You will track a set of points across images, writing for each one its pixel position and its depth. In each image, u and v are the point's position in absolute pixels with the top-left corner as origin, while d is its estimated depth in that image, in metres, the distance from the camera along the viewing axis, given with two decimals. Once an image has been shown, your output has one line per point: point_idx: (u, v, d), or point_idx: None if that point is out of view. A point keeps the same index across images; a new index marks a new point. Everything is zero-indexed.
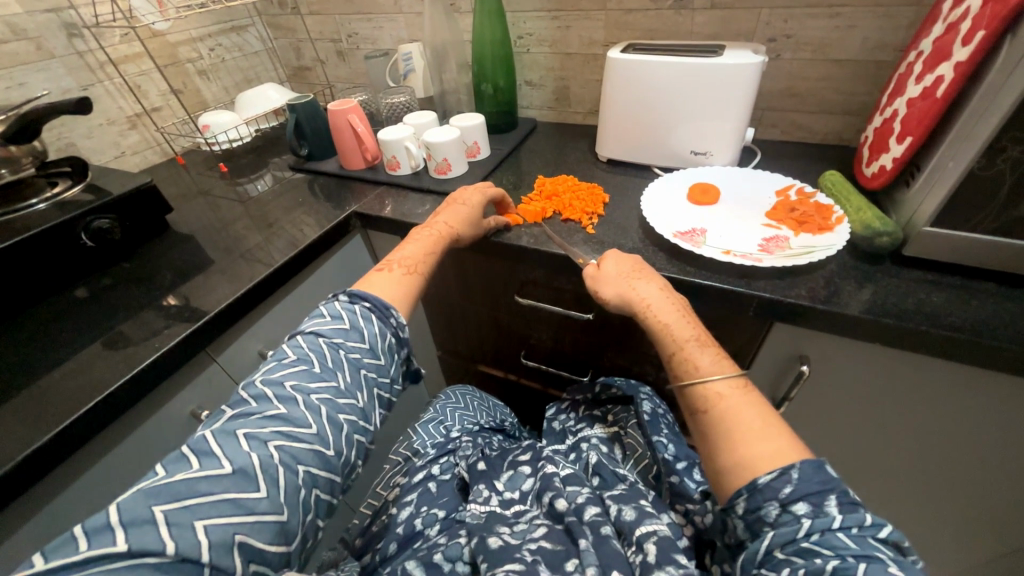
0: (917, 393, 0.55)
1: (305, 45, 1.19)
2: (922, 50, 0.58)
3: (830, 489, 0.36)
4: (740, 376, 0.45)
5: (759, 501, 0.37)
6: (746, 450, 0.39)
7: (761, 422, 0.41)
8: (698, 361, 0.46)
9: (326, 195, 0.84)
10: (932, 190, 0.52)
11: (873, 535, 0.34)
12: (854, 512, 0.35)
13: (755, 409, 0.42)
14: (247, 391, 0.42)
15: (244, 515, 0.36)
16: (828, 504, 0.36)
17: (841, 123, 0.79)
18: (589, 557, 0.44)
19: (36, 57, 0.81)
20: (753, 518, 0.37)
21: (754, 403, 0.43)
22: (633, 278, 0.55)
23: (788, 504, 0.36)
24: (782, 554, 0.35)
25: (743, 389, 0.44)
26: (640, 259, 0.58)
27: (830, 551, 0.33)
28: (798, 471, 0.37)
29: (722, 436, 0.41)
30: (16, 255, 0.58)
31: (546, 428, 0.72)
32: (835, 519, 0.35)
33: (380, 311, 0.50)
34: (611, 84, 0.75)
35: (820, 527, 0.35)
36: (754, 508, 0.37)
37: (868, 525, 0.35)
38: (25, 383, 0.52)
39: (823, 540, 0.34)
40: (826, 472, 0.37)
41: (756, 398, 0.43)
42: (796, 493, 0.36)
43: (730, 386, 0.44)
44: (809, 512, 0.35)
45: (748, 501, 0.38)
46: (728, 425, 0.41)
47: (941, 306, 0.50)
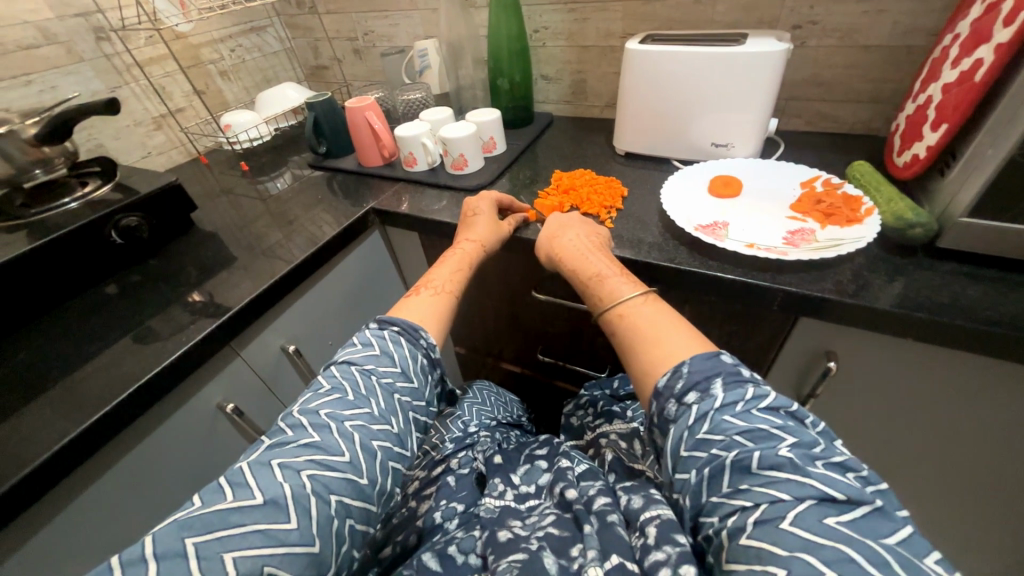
0: (950, 391, 0.53)
1: (322, 44, 1.20)
2: (959, 32, 0.56)
3: (717, 373, 0.38)
4: (648, 296, 0.49)
5: (662, 402, 0.40)
6: (646, 357, 0.43)
7: (656, 328, 0.45)
8: (610, 292, 0.51)
9: (344, 192, 0.85)
10: (971, 179, 0.49)
11: (757, 408, 0.36)
12: (738, 388, 0.37)
13: (653, 319, 0.46)
14: (285, 421, 0.42)
15: (274, 546, 0.35)
16: (714, 386, 0.37)
17: (869, 112, 0.76)
18: (591, 542, 0.44)
19: (66, 61, 0.83)
20: (662, 420, 0.39)
21: (657, 313, 0.47)
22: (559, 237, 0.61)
23: (682, 397, 0.38)
24: (686, 451, 0.37)
25: (646, 302, 0.48)
26: (577, 217, 0.64)
27: (723, 437, 0.35)
28: (688, 365, 0.39)
29: (628, 350, 0.46)
30: (51, 253, 0.60)
31: (564, 424, 0.72)
32: (719, 399, 0.37)
33: (409, 334, 0.51)
34: (629, 76, 0.74)
35: (706, 411, 0.37)
36: (659, 408, 0.40)
37: (750, 399, 0.37)
38: (60, 375, 0.54)
39: (714, 425, 0.36)
40: (715, 360, 0.39)
41: (660, 309, 0.47)
42: (687, 385, 0.38)
43: (636, 305, 0.48)
44: (697, 398, 0.37)
45: (656, 406, 0.40)
46: (632, 340, 0.46)
47: (978, 300, 0.48)
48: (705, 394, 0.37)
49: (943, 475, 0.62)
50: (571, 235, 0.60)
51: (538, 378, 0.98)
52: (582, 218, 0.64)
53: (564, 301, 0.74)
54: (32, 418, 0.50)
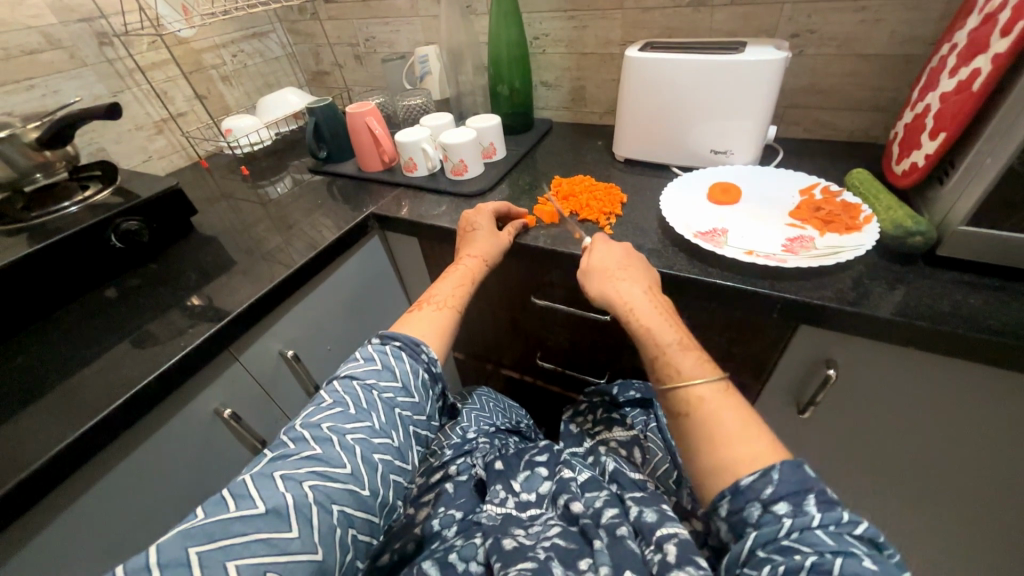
0: (951, 400, 0.53)
1: (324, 49, 1.21)
2: (956, 42, 0.56)
3: (808, 488, 0.37)
4: (719, 379, 0.46)
5: (742, 502, 0.38)
6: (728, 453, 0.41)
7: (740, 424, 0.42)
8: (680, 365, 0.47)
9: (344, 197, 0.85)
10: (970, 187, 0.49)
11: (849, 533, 0.35)
12: (831, 510, 0.36)
13: (735, 413, 0.43)
14: (287, 434, 0.42)
15: (277, 555, 0.35)
16: (807, 503, 0.36)
17: (867, 120, 0.77)
18: (601, 557, 0.44)
19: (69, 66, 0.84)
20: (737, 519, 0.38)
21: (733, 404, 0.44)
22: (614, 276, 0.54)
23: (769, 504, 0.37)
24: (763, 552, 0.36)
25: (722, 390, 0.45)
26: (630, 250, 0.58)
27: (810, 548, 0.34)
28: (778, 471, 0.38)
29: (702, 438, 0.43)
30: (51, 257, 0.60)
31: (562, 432, 0.70)
32: (814, 517, 0.35)
33: (410, 349, 0.51)
34: (629, 83, 0.75)
35: (799, 526, 0.35)
36: (737, 509, 0.38)
37: (845, 522, 0.35)
38: (58, 380, 0.54)
39: (802, 537, 0.35)
40: (805, 472, 0.38)
41: (735, 400, 0.44)
42: (776, 494, 0.37)
43: (712, 390, 0.45)
44: (788, 512, 0.36)
45: (731, 503, 0.39)
46: (710, 429, 0.42)
47: (978, 309, 0.48)
48: (798, 508, 0.36)
49: (941, 484, 0.62)
50: (634, 286, 0.53)
51: (537, 384, 0.97)
52: (634, 251, 0.58)
53: (564, 308, 0.74)
54: (29, 423, 0.49)
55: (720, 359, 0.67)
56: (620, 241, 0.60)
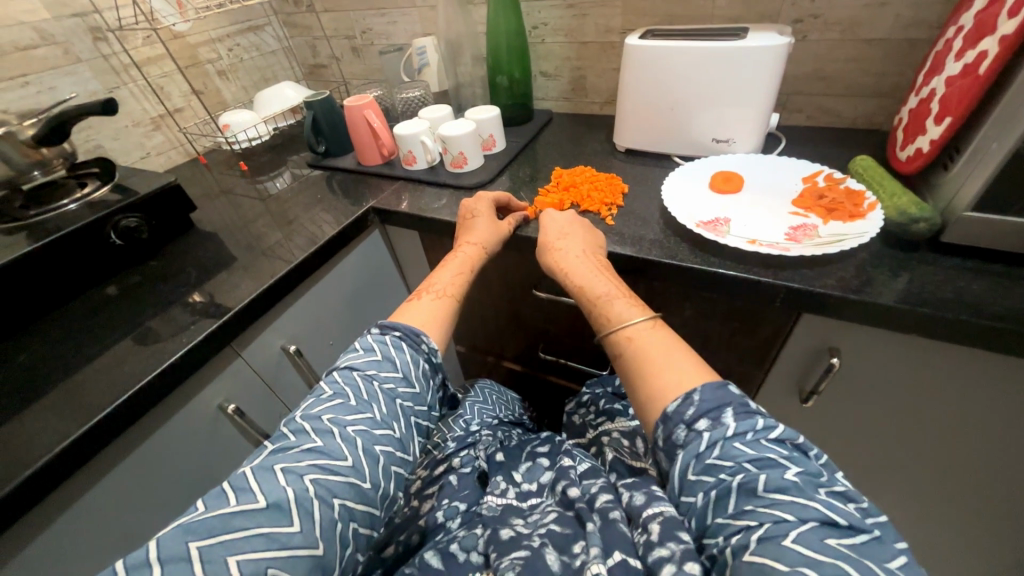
0: (955, 387, 0.53)
1: (320, 42, 1.20)
2: (963, 24, 0.55)
3: (728, 403, 0.37)
4: (653, 319, 0.47)
5: (670, 427, 0.38)
6: (654, 381, 0.42)
7: (665, 355, 0.43)
8: (615, 314, 0.49)
9: (344, 191, 0.84)
10: (976, 173, 0.49)
11: (767, 438, 0.35)
12: (748, 419, 0.36)
13: (663, 346, 0.44)
14: (287, 427, 0.42)
15: (278, 549, 0.35)
16: (725, 416, 0.37)
17: (871, 106, 0.76)
18: (594, 539, 0.44)
19: (64, 62, 0.83)
20: (669, 445, 0.38)
21: (663, 338, 0.45)
22: (556, 247, 0.59)
23: (692, 423, 0.37)
24: (693, 475, 0.36)
25: (654, 327, 0.47)
26: (578, 218, 0.62)
27: (733, 463, 0.35)
28: (700, 393, 0.38)
29: (632, 374, 0.44)
30: (50, 255, 0.60)
31: (566, 423, 0.72)
32: (730, 429, 0.36)
33: (410, 339, 0.51)
34: (629, 71, 0.73)
35: (718, 439, 0.36)
36: (667, 434, 0.38)
37: (761, 429, 0.36)
38: (61, 377, 0.54)
39: (723, 451, 0.35)
40: (725, 389, 0.38)
41: (666, 336, 0.45)
42: (698, 412, 0.37)
43: (643, 330, 0.46)
44: (708, 427, 0.36)
45: (662, 430, 0.39)
46: (639, 364, 0.44)
47: (983, 295, 0.48)
48: (717, 422, 0.36)
49: (945, 471, 0.62)
50: (574, 249, 0.57)
51: (539, 377, 0.97)
52: (582, 219, 0.63)
53: (566, 300, 0.74)
54: (32, 420, 0.50)
55: (723, 349, 0.66)
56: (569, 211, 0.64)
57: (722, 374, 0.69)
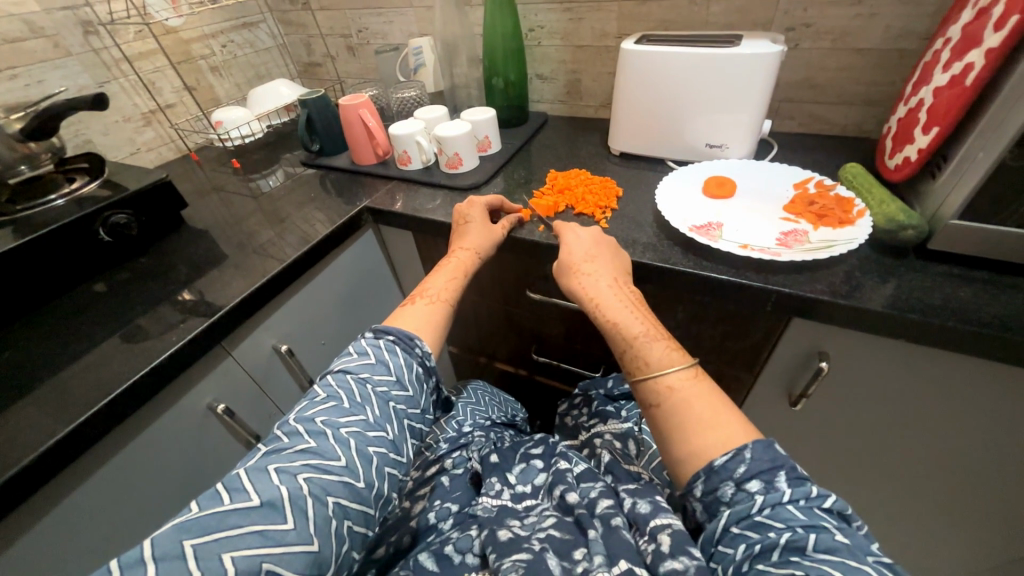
0: (940, 392, 0.54)
1: (316, 40, 1.19)
2: (950, 36, 0.56)
3: (780, 465, 0.37)
4: (691, 366, 0.46)
5: (716, 482, 0.38)
6: (699, 438, 0.40)
7: (711, 410, 0.42)
8: (650, 356, 0.48)
9: (338, 191, 0.84)
10: (962, 182, 0.50)
11: (820, 506, 0.35)
12: (801, 485, 0.36)
13: (704, 398, 0.43)
14: (281, 429, 0.42)
15: (272, 546, 0.35)
16: (779, 480, 0.36)
17: (861, 114, 0.77)
18: (596, 547, 0.44)
19: (53, 55, 0.82)
20: (711, 499, 0.38)
21: (705, 389, 0.44)
22: (581, 271, 0.56)
23: (742, 483, 0.37)
24: (737, 529, 0.36)
25: (694, 376, 0.45)
26: (603, 237, 0.60)
27: (782, 524, 0.34)
28: (751, 450, 0.38)
29: (675, 427, 0.43)
30: (37, 251, 0.59)
31: (559, 425, 0.72)
32: (784, 493, 0.36)
33: (403, 343, 0.50)
34: (625, 76, 0.74)
35: (771, 502, 0.36)
36: (711, 489, 0.38)
37: (814, 496, 0.36)
38: (46, 375, 0.53)
39: (775, 513, 0.35)
40: (776, 449, 0.38)
41: (706, 386, 0.44)
42: (749, 472, 0.37)
43: (682, 378, 0.45)
44: (761, 489, 0.36)
45: (704, 484, 0.39)
46: (682, 418, 0.42)
47: (968, 302, 0.49)
48: (770, 485, 0.36)
49: (930, 474, 0.63)
50: (602, 279, 0.55)
51: (532, 378, 0.98)
52: (606, 239, 0.60)
53: (559, 302, 0.74)
54: (17, 419, 0.49)
55: (715, 352, 0.67)
56: (592, 229, 0.61)
57: (713, 377, 0.70)
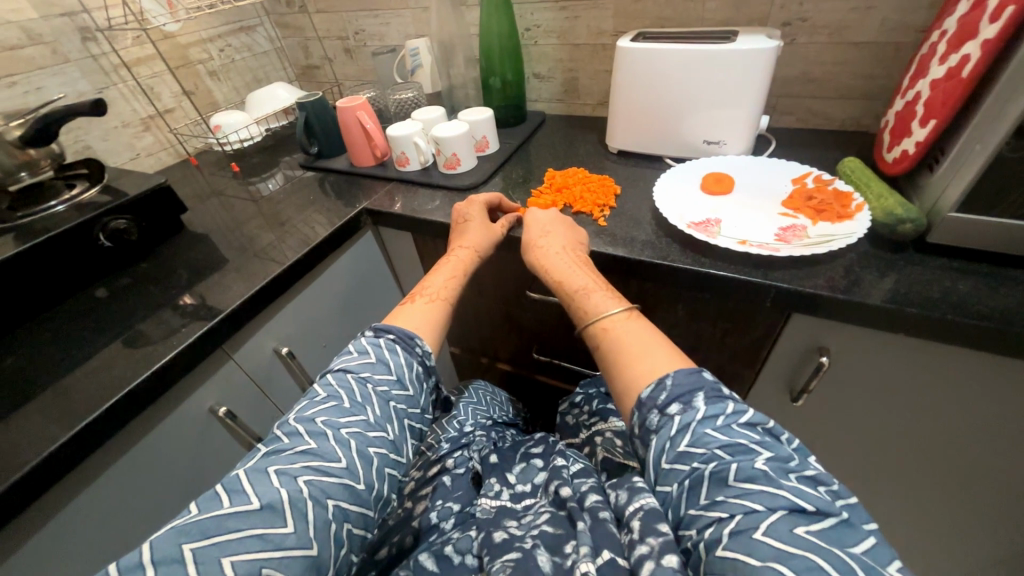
0: (942, 385, 0.54)
1: (313, 43, 1.19)
2: (945, 29, 0.56)
3: (700, 388, 0.39)
4: (629, 311, 0.49)
5: (644, 413, 0.40)
6: (630, 371, 0.43)
7: (641, 345, 0.45)
8: (593, 307, 0.51)
9: (337, 193, 0.84)
10: (959, 174, 0.50)
11: (737, 423, 0.37)
12: (718, 403, 0.38)
13: (637, 336, 0.46)
14: (281, 429, 0.42)
15: (271, 550, 0.35)
16: (696, 400, 0.38)
17: (859, 108, 0.77)
18: (583, 538, 0.43)
19: (52, 62, 0.82)
20: (643, 431, 0.40)
21: (639, 328, 0.47)
22: (536, 242, 0.60)
23: (664, 408, 0.39)
24: (668, 465, 0.37)
25: (630, 317, 0.48)
26: (561, 214, 0.64)
27: (705, 450, 0.36)
28: (672, 378, 0.40)
29: (612, 365, 0.46)
30: (38, 257, 0.60)
31: (559, 423, 0.72)
32: (700, 412, 0.37)
33: (404, 342, 0.51)
34: (621, 73, 0.74)
35: (688, 423, 0.37)
36: (641, 420, 0.40)
37: (731, 414, 0.37)
38: (49, 381, 0.54)
39: (694, 438, 0.36)
40: (697, 375, 0.40)
41: (642, 326, 0.47)
42: (670, 398, 0.39)
43: (619, 321, 0.48)
44: (680, 411, 0.38)
45: (637, 417, 0.40)
46: (617, 357, 0.45)
47: (968, 295, 0.49)
48: (688, 406, 0.38)
49: (932, 468, 0.63)
50: (555, 247, 0.58)
51: (533, 378, 0.98)
52: (564, 215, 0.65)
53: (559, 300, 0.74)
54: (20, 424, 0.49)
55: (715, 349, 0.67)
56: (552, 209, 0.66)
57: (714, 373, 0.70)
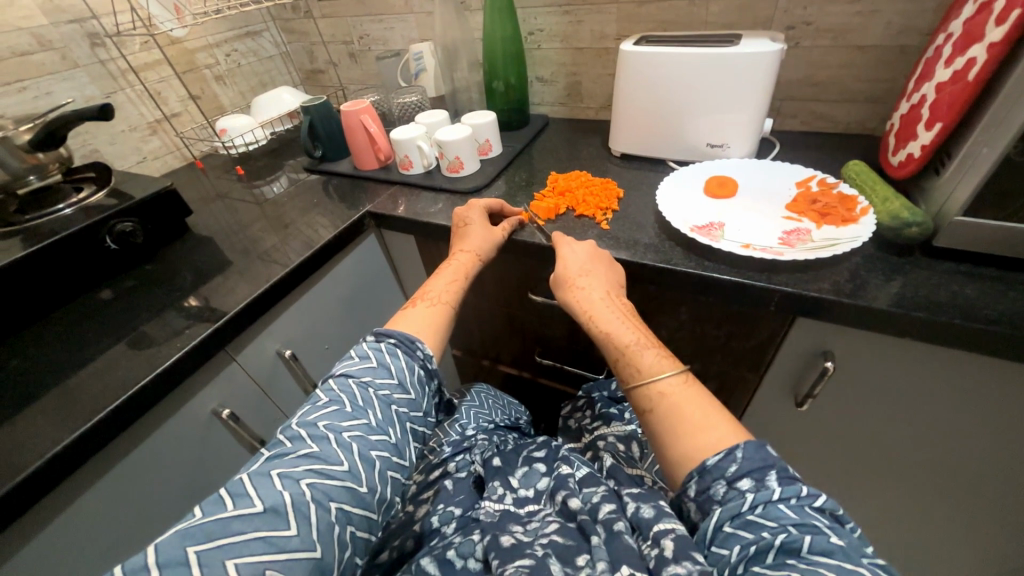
0: (949, 391, 0.53)
1: (318, 48, 1.20)
2: (951, 32, 0.56)
3: (772, 465, 0.38)
4: (683, 372, 0.47)
5: (708, 481, 0.39)
6: (691, 441, 0.41)
7: (702, 414, 0.43)
8: (643, 364, 0.49)
9: (340, 196, 0.85)
10: (965, 178, 0.49)
11: (811, 505, 0.36)
12: (792, 484, 0.37)
13: (696, 402, 0.44)
14: (283, 433, 0.42)
15: (274, 553, 0.35)
16: (770, 478, 0.37)
17: (864, 112, 0.77)
18: (599, 553, 0.43)
19: (61, 67, 0.83)
20: (704, 498, 0.39)
21: (696, 393, 0.45)
22: (575, 283, 0.56)
23: (734, 481, 0.38)
24: (730, 528, 0.37)
25: (686, 381, 0.46)
26: (597, 247, 0.60)
27: (775, 524, 0.35)
28: (742, 451, 0.39)
29: (668, 430, 0.44)
30: (45, 259, 0.60)
31: (562, 427, 0.72)
32: (775, 491, 0.36)
33: (405, 346, 0.51)
34: (624, 77, 0.74)
35: (762, 500, 0.36)
36: (703, 488, 0.39)
37: (805, 495, 0.36)
38: (54, 382, 0.54)
39: (766, 512, 0.36)
40: (767, 450, 0.39)
41: (698, 391, 0.45)
42: (740, 471, 0.38)
43: (674, 383, 0.46)
44: (751, 487, 0.37)
45: (698, 484, 0.39)
46: (673, 422, 0.43)
47: (975, 299, 0.48)
48: (761, 483, 0.37)
49: (940, 475, 0.62)
50: (596, 289, 0.55)
51: (536, 381, 0.97)
52: (602, 250, 0.60)
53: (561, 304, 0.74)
54: (25, 426, 0.49)
55: (718, 353, 0.67)
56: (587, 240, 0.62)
57: (718, 377, 0.69)
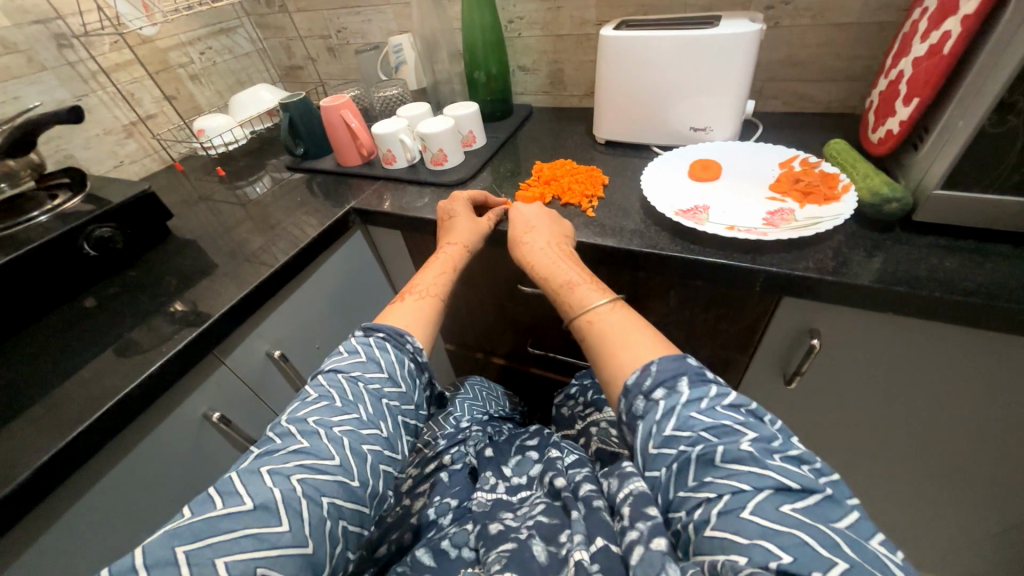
0: (933, 363, 0.54)
1: (295, 43, 1.18)
2: (927, 6, 0.56)
3: (683, 371, 0.38)
4: (615, 301, 0.49)
5: (630, 398, 0.40)
6: (615, 360, 0.43)
7: (626, 335, 0.44)
8: (579, 300, 0.51)
9: (325, 193, 0.84)
10: (943, 150, 0.50)
11: (721, 404, 0.37)
12: (702, 386, 0.38)
13: (622, 326, 0.45)
14: (273, 430, 0.42)
15: (266, 549, 0.35)
16: (681, 384, 0.38)
17: (845, 90, 0.77)
18: (577, 527, 0.43)
19: (28, 71, 0.81)
20: (629, 417, 0.39)
21: (625, 318, 0.47)
22: (521, 238, 0.60)
23: (649, 393, 0.38)
24: (654, 449, 0.37)
25: (615, 309, 0.48)
26: (546, 207, 0.64)
27: (691, 433, 0.36)
28: (656, 364, 0.39)
29: (598, 356, 0.45)
30: (23, 269, 0.59)
31: (555, 415, 0.72)
32: (684, 396, 0.37)
33: (394, 339, 0.50)
34: (605, 63, 0.73)
35: (673, 407, 0.37)
36: (627, 406, 0.40)
37: (714, 396, 0.37)
38: (39, 393, 0.53)
39: (680, 421, 0.36)
40: (682, 360, 0.39)
41: (627, 316, 0.47)
42: (655, 382, 0.38)
43: (604, 312, 0.48)
44: (664, 395, 0.38)
45: (624, 403, 0.40)
46: (603, 347, 0.45)
47: (955, 271, 0.49)
48: (673, 390, 0.38)
49: (926, 444, 0.64)
50: (540, 241, 0.58)
51: (530, 371, 0.98)
52: (551, 210, 0.64)
53: None
54: (11, 437, 0.49)
55: (709, 336, 0.67)
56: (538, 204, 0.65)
57: (708, 360, 0.70)
